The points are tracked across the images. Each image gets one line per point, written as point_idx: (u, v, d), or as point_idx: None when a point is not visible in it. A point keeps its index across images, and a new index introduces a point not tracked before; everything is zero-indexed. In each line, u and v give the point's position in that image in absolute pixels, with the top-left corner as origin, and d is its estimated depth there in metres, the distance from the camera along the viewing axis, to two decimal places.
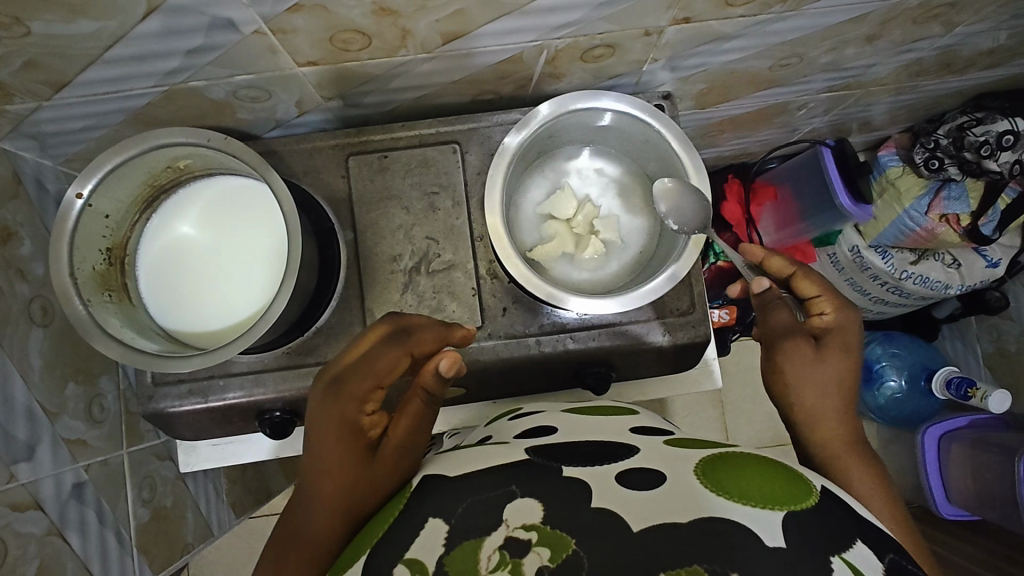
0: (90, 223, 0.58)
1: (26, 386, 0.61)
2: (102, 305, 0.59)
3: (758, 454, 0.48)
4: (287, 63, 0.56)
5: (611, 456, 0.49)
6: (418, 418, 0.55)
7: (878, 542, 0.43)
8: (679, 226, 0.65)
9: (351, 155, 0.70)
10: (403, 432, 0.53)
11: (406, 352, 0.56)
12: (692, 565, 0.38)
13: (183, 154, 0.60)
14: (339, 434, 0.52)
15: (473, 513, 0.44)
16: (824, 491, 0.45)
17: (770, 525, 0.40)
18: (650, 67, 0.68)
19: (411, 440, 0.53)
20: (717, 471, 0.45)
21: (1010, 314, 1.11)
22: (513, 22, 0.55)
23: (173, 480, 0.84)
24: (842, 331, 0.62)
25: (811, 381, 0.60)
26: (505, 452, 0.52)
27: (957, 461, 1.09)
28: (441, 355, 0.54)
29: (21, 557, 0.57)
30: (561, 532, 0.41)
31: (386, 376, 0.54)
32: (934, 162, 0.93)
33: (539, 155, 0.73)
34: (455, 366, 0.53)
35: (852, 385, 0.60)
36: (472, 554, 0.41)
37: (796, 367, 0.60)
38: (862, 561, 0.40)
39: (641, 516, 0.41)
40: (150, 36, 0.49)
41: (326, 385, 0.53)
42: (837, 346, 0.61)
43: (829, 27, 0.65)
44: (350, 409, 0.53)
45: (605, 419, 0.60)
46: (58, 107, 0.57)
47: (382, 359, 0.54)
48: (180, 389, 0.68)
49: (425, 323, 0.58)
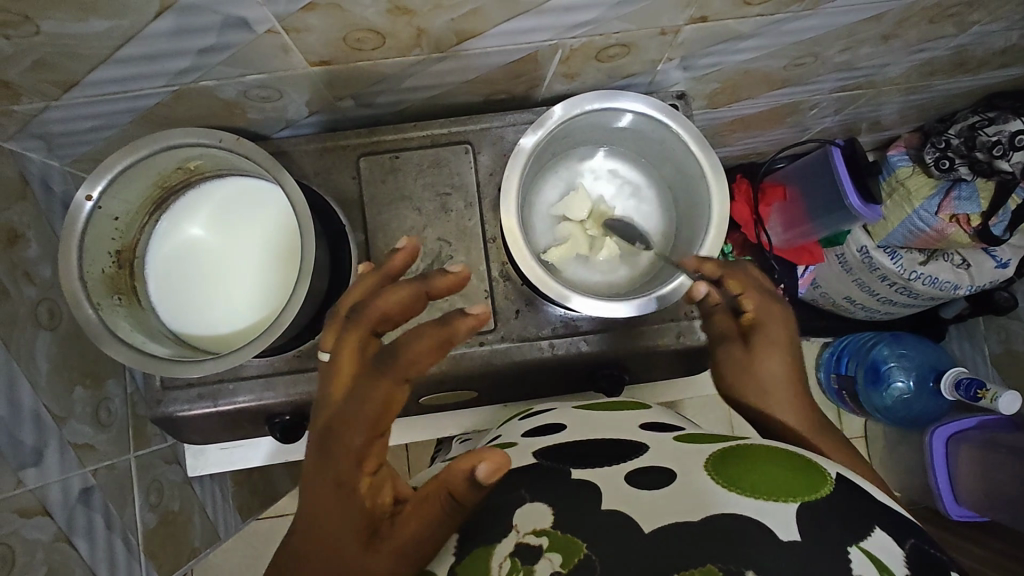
0: (100, 226, 0.57)
1: (33, 390, 0.60)
2: (112, 309, 0.58)
3: (772, 447, 0.47)
4: (300, 63, 0.55)
5: (621, 455, 0.48)
6: (433, 520, 0.44)
7: (898, 529, 0.41)
8: (650, 231, 0.73)
9: (362, 156, 0.69)
10: (415, 525, 0.44)
11: (400, 378, 0.46)
12: (706, 565, 0.36)
13: (194, 155, 0.59)
14: (331, 493, 0.45)
15: (487, 521, 0.45)
16: (840, 478, 0.44)
17: (784, 519, 0.38)
18: (665, 67, 0.67)
19: (424, 534, 0.44)
20: (730, 466, 0.43)
21: (1018, 315, 1.11)
22: (528, 21, 0.54)
23: (180, 484, 0.83)
24: (771, 323, 0.60)
25: (761, 377, 0.57)
26: (517, 455, 0.53)
27: (967, 462, 1.08)
28: (479, 456, 0.43)
29: (28, 564, 0.56)
30: (572, 536, 0.40)
31: (379, 424, 0.46)
32: (945, 162, 0.92)
33: (553, 156, 0.72)
34: (495, 473, 0.43)
35: (801, 375, 0.58)
36: (483, 561, 0.41)
37: (742, 367, 0.58)
38: (884, 552, 0.38)
39: (653, 517, 0.40)
40: (162, 35, 0.48)
41: (320, 428, 0.48)
42: (770, 337, 0.59)
43: (845, 26, 0.65)
44: (343, 467, 0.45)
45: (618, 415, 0.59)
46: (66, 107, 0.56)
47: (369, 403, 0.46)
48: (189, 393, 0.67)
49: (417, 329, 0.47)
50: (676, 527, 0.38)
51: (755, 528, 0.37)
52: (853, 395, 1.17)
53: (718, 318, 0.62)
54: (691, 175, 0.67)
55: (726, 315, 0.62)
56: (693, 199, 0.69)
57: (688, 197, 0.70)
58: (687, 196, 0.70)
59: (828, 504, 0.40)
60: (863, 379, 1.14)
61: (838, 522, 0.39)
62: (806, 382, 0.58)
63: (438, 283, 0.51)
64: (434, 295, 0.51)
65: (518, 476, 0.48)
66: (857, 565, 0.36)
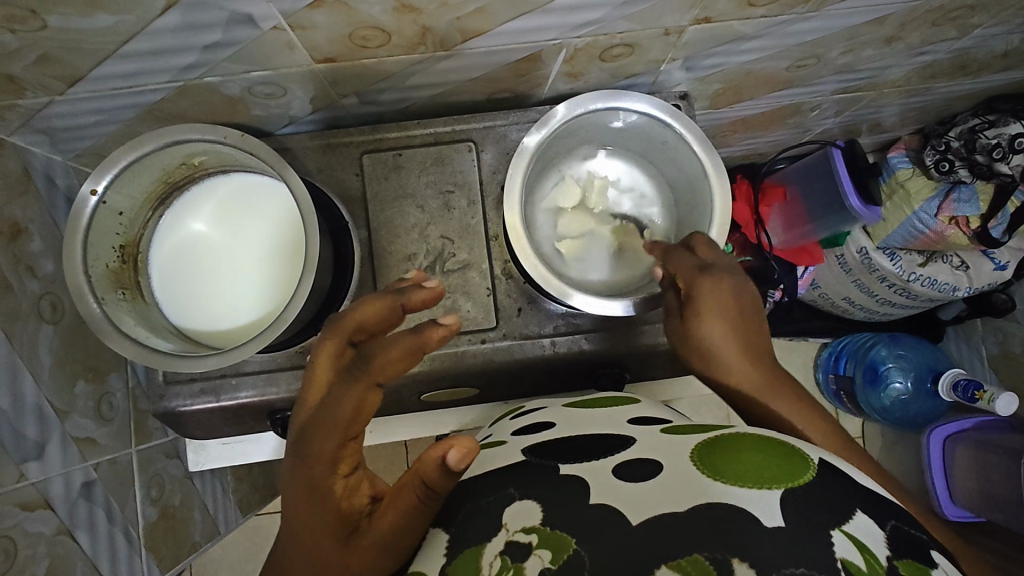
0: (104, 221, 0.58)
1: (35, 384, 0.60)
2: (116, 303, 0.58)
3: (756, 434, 0.47)
4: (305, 60, 0.56)
5: (611, 449, 0.48)
6: (407, 510, 0.47)
7: (880, 511, 0.41)
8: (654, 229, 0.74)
9: (365, 153, 0.69)
10: (392, 519, 0.47)
11: (372, 382, 0.47)
12: (692, 554, 0.37)
13: (198, 151, 0.59)
14: (308, 499, 0.48)
15: (476, 518, 0.45)
16: (823, 463, 0.44)
17: (767, 506, 0.39)
18: (667, 67, 0.68)
19: (402, 526, 0.47)
20: (716, 455, 0.44)
21: (1015, 317, 1.11)
22: (533, 20, 0.54)
23: (181, 479, 0.83)
24: (706, 295, 0.56)
25: (706, 353, 0.57)
26: (508, 453, 0.53)
27: (963, 464, 1.09)
28: (451, 443, 0.47)
29: (31, 557, 0.57)
30: (560, 532, 0.40)
31: (354, 425, 0.47)
32: (945, 165, 0.93)
33: (555, 156, 0.72)
34: (466, 457, 0.46)
35: (749, 332, 0.56)
36: (474, 560, 0.42)
37: (689, 344, 0.58)
38: (865, 533, 0.39)
39: (640, 508, 0.40)
40: (168, 31, 0.48)
41: (295, 437, 0.49)
42: (709, 309, 0.56)
43: (848, 28, 0.65)
44: (317, 471, 0.47)
45: (607, 411, 0.59)
46: (70, 101, 0.56)
47: (343, 406, 0.47)
48: (192, 388, 0.67)
49: (390, 337, 0.47)
50: (670, 521, 0.38)
51: (750, 523, 0.38)
52: (851, 396, 1.17)
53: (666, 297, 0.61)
54: (695, 177, 0.67)
55: (672, 291, 0.60)
56: (697, 201, 0.69)
57: (689, 195, 0.70)
58: (690, 196, 0.70)
59: (822, 498, 0.40)
60: (861, 380, 1.14)
61: (824, 506, 0.39)
62: (759, 345, 0.56)
63: (413, 297, 0.51)
64: (411, 308, 0.51)
65: (517, 471, 0.48)
66: (838, 548, 0.37)
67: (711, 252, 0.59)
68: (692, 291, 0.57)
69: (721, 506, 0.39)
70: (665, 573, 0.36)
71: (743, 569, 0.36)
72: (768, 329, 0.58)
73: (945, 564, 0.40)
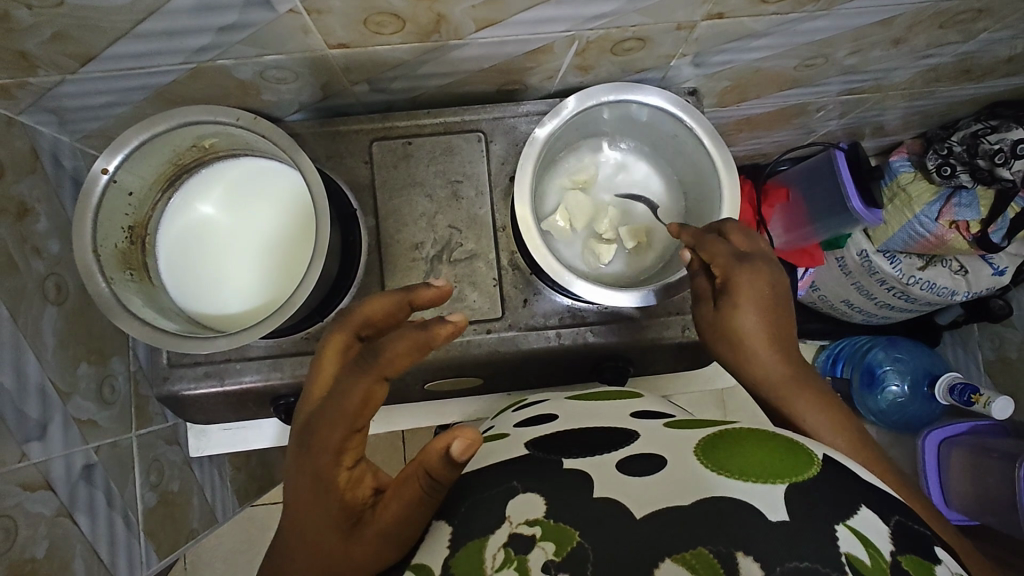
0: (115, 200, 0.57)
1: (39, 364, 0.60)
2: (124, 284, 0.58)
3: (759, 430, 0.47)
4: (318, 44, 0.56)
5: (615, 443, 0.49)
6: (414, 500, 0.47)
7: (884, 507, 0.42)
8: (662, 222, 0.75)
9: (375, 141, 0.69)
10: (394, 507, 0.47)
11: (378, 377, 0.46)
12: (696, 548, 0.37)
13: (208, 133, 0.59)
14: (314, 486, 0.48)
15: (482, 506, 0.46)
16: (827, 459, 0.44)
17: (771, 500, 0.39)
18: (677, 62, 0.68)
19: (404, 515, 0.47)
20: (719, 449, 0.44)
21: (1012, 322, 1.12)
22: (548, 10, 0.54)
23: (180, 465, 0.82)
24: (744, 287, 0.57)
25: (734, 340, 0.58)
26: (513, 444, 0.53)
27: (957, 468, 1.10)
28: (454, 434, 0.47)
29: (31, 538, 0.56)
30: (563, 525, 0.40)
31: (358, 419, 0.47)
32: (947, 168, 0.93)
33: (565, 147, 0.73)
34: (469, 449, 0.46)
35: (780, 320, 0.58)
36: (478, 554, 0.42)
37: (717, 330, 0.59)
38: (868, 528, 0.39)
39: (644, 502, 0.40)
40: (184, 11, 0.48)
41: (303, 429, 0.49)
42: (745, 300, 0.57)
43: (857, 28, 0.65)
44: (323, 460, 0.47)
45: (609, 404, 0.60)
46: (82, 81, 0.56)
47: (350, 397, 0.46)
48: (195, 371, 0.67)
49: (397, 331, 0.46)
50: (677, 512, 0.39)
51: (756, 513, 0.38)
52: (848, 399, 1.19)
53: (696, 280, 0.61)
54: (702, 168, 0.68)
55: (701, 275, 0.61)
56: (706, 194, 0.69)
57: (698, 189, 0.71)
58: (699, 190, 0.71)
59: (825, 490, 0.40)
60: (859, 382, 1.16)
61: (828, 500, 0.40)
62: (783, 334, 0.58)
63: (422, 295, 0.51)
64: (417, 305, 0.51)
65: (521, 460, 0.48)
66: (842, 543, 0.37)
67: (745, 239, 0.59)
68: (729, 280, 0.57)
69: (724, 500, 0.39)
70: (670, 566, 0.37)
71: (747, 563, 0.36)
72: (794, 319, 0.60)
73: (949, 561, 0.41)
